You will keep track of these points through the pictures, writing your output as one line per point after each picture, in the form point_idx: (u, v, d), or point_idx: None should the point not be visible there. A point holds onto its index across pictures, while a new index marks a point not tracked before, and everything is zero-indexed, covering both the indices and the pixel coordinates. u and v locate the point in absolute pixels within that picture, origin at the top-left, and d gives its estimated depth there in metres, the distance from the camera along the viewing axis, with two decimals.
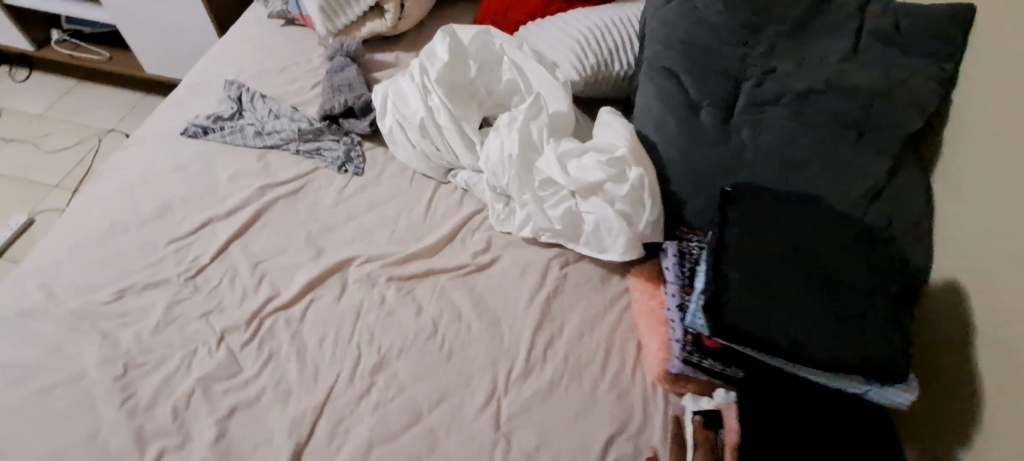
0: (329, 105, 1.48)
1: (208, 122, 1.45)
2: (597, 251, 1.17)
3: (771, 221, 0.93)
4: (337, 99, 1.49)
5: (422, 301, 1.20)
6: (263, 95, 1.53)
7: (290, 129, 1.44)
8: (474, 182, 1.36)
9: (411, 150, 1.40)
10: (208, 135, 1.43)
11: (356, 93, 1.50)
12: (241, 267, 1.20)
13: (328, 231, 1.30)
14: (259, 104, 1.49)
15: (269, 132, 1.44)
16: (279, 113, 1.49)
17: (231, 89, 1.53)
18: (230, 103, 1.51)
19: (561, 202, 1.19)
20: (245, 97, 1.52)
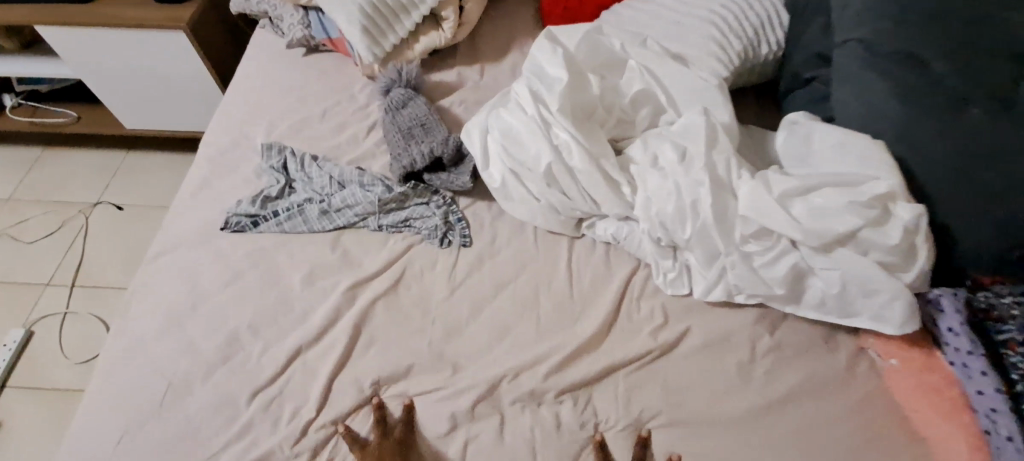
0: (405, 159, 1.12)
1: (254, 207, 1.10)
2: (842, 316, 0.86)
3: None
4: (414, 148, 1.14)
5: (608, 413, 0.91)
6: (314, 156, 1.18)
7: (365, 200, 1.09)
8: (625, 234, 1.03)
9: (533, 203, 1.05)
10: (260, 225, 1.08)
11: (438, 137, 1.15)
12: (361, 417, 0.91)
13: (451, 336, 0.98)
14: (313, 170, 1.14)
15: (338, 207, 1.09)
16: (342, 179, 1.13)
17: (273, 156, 1.17)
18: (274, 175, 1.15)
19: (780, 257, 0.87)
20: (291, 163, 1.16)
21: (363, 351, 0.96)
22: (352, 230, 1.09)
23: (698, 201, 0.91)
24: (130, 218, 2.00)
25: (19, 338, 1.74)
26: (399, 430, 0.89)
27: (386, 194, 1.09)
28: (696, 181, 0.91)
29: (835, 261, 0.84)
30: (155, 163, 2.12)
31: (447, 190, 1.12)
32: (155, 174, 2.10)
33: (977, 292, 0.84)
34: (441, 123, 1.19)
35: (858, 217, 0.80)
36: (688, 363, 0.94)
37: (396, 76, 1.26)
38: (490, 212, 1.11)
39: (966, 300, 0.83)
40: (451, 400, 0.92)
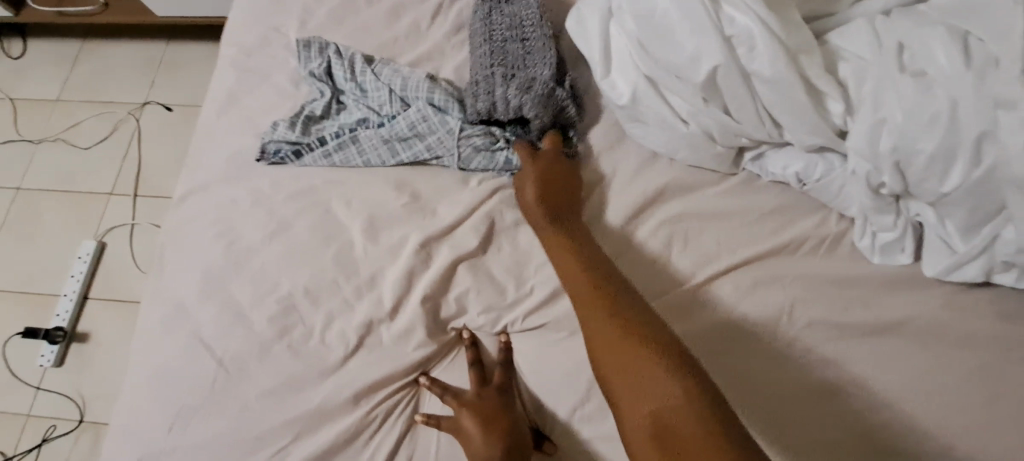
0: (481, 97, 0.80)
1: (296, 128, 0.84)
2: None
3: None
4: (497, 82, 0.80)
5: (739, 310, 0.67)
6: (368, 58, 0.88)
7: (441, 128, 0.80)
8: (818, 176, 0.68)
9: (678, 129, 0.71)
10: (305, 157, 0.83)
11: (533, 72, 0.80)
12: (450, 361, 0.73)
13: (557, 311, 0.72)
14: (369, 80, 0.85)
15: (404, 135, 0.81)
16: (404, 97, 0.84)
17: (314, 57, 0.89)
18: (315, 83, 0.88)
19: None
20: (338, 68, 0.87)
21: (449, 329, 0.74)
22: (412, 171, 0.82)
23: (990, 131, 0.55)
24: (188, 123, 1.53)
25: (91, 250, 1.35)
26: (499, 373, 0.70)
27: (454, 135, 0.80)
28: (1003, 99, 0.55)
29: None
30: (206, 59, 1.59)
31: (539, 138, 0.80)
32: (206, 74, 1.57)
33: None
34: (550, 38, 0.81)
35: None
36: (922, 389, 0.62)
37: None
38: (609, 135, 0.79)
39: None
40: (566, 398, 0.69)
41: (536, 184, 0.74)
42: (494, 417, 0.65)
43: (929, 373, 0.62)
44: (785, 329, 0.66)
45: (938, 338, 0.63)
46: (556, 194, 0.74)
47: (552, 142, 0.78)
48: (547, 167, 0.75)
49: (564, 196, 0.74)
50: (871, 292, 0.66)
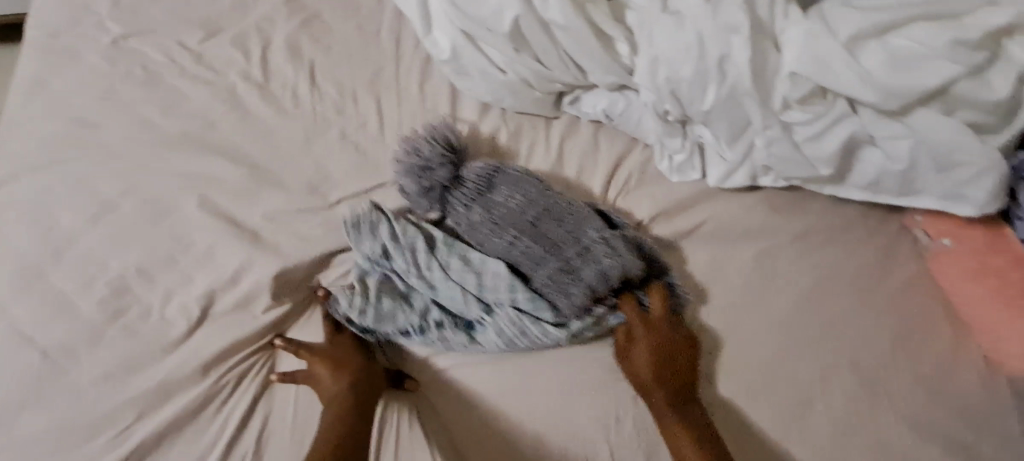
0: (558, 296, 0.72)
1: (360, 306, 0.71)
2: (896, 197, 0.67)
3: None
4: (575, 283, 0.72)
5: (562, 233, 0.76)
6: (427, 211, 0.77)
7: (507, 302, 0.72)
8: (621, 112, 0.80)
9: (495, 77, 0.78)
10: (360, 323, 0.72)
11: (597, 233, 0.74)
12: (304, 322, 0.73)
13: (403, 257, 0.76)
14: (426, 258, 0.73)
15: (477, 316, 0.73)
16: (473, 288, 0.73)
17: (369, 235, 0.73)
18: (367, 267, 0.74)
19: (829, 127, 0.66)
20: (399, 257, 0.73)
21: (303, 288, 0.74)
22: (505, 362, 0.72)
23: (730, 54, 0.67)
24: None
25: None
26: (354, 323, 0.73)
27: (540, 319, 0.72)
28: (731, 26, 0.67)
29: (910, 128, 0.63)
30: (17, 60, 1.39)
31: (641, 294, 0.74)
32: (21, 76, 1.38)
33: None
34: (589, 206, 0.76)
35: (950, 64, 0.61)
36: (698, 306, 0.74)
37: (437, 145, 0.77)
38: (442, 90, 0.84)
39: None
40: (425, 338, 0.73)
41: (650, 357, 0.69)
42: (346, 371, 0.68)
43: (703, 287, 0.75)
44: None
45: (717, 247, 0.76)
46: (673, 365, 0.70)
47: (660, 302, 0.72)
48: (654, 339, 0.70)
49: (666, 353, 0.70)
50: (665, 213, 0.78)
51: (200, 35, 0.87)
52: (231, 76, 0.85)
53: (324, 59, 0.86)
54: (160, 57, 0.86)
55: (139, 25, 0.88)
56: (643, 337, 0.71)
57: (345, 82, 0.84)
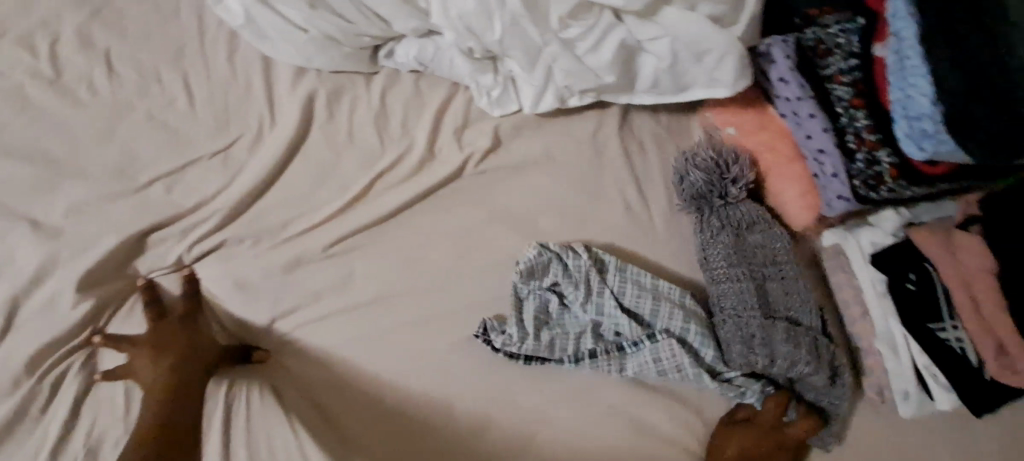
0: (735, 343, 0.74)
1: (538, 271, 0.78)
2: (675, 93, 0.76)
3: None
4: (735, 342, 0.74)
5: (392, 182, 0.81)
6: (625, 271, 0.78)
7: (638, 368, 0.75)
8: (432, 56, 0.82)
9: (299, 37, 0.79)
10: (527, 357, 0.76)
11: (803, 322, 0.74)
12: (129, 308, 0.72)
13: (230, 227, 0.76)
14: (609, 304, 0.77)
15: (618, 368, 0.76)
16: (647, 314, 0.77)
17: (571, 256, 0.78)
18: (551, 280, 0.78)
19: (603, 37, 0.72)
20: (584, 293, 0.77)
21: (119, 276, 0.73)
22: (576, 389, 0.76)
23: None
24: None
25: None
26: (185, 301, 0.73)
27: (711, 382, 0.73)
28: None
29: (663, 25, 0.71)
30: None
31: (790, 406, 0.74)
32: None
33: (808, 28, 0.72)
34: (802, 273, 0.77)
35: None
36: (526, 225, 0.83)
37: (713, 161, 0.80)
38: (251, 58, 0.83)
39: (797, 43, 0.73)
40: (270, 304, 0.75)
41: (747, 442, 0.72)
42: (173, 350, 0.69)
43: (527, 209, 0.83)
44: (433, 182, 0.82)
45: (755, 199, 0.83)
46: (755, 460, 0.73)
47: (802, 424, 0.72)
48: (756, 439, 0.73)
49: (762, 455, 0.73)
50: (490, 154, 0.84)
51: None
52: (18, 74, 0.79)
53: (121, 44, 0.82)
54: None
55: None
56: (769, 419, 0.72)
57: (148, 64, 0.82)
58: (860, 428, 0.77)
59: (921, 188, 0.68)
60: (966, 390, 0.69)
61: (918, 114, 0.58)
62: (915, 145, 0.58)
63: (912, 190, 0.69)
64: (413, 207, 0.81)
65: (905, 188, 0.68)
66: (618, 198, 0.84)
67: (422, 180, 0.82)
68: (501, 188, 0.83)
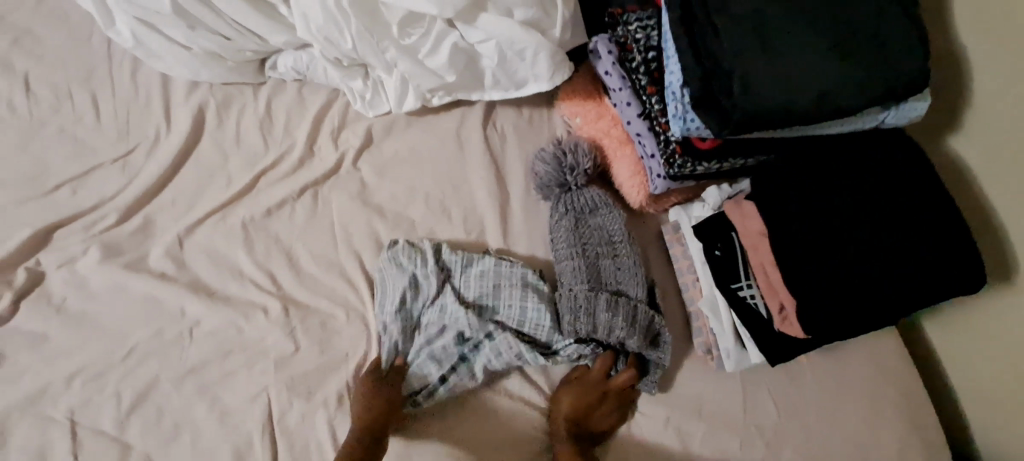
0: (564, 313, 0.82)
1: (381, 288, 0.84)
2: (512, 88, 0.86)
3: None
4: (564, 319, 0.82)
5: (277, 176, 0.91)
6: (466, 274, 0.85)
7: (489, 362, 0.80)
8: (307, 65, 0.93)
9: (186, 56, 0.90)
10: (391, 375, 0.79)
11: (630, 295, 0.82)
12: (31, 297, 0.80)
13: (127, 222, 0.85)
14: (451, 307, 0.83)
15: (471, 368, 0.80)
16: (487, 307, 0.84)
17: (411, 266, 0.84)
18: (403, 282, 0.83)
19: (439, 42, 0.82)
20: (434, 289, 0.84)
21: (22, 268, 0.81)
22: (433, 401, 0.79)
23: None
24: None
25: None
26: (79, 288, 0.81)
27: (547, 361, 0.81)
28: None
29: (485, 30, 0.80)
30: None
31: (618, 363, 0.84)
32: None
33: (620, 27, 0.82)
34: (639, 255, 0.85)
35: None
36: (398, 210, 0.91)
37: (557, 158, 0.88)
38: (152, 75, 0.94)
39: (614, 40, 0.82)
40: (148, 285, 0.81)
41: (576, 392, 0.80)
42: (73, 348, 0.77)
43: (401, 196, 0.91)
44: (315, 176, 0.91)
45: (604, 187, 0.91)
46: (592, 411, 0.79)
47: (626, 376, 0.81)
48: (589, 388, 0.80)
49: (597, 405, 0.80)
50: (364, 151, 0.94)
51: None
52: None
53: (37, 69, 0.94)
54: None
55: None
56: (597, 374, 0.81)
57: (61, 85, 0.93)
58: (697, 384, 0.84)
59: (718, 162, 0.76)
60: (763, 340, 0.78)
61: (677, 95, 0.68)
62: (678, 119, 0.68)
63: (712, 164, 0.76)
64: (293, 203, 0.89)
65: (703, 162, 0.77)
66: (483, 183, 0.92)
67: (304, 174, 0.91)
68: (373, 182, 0.92)
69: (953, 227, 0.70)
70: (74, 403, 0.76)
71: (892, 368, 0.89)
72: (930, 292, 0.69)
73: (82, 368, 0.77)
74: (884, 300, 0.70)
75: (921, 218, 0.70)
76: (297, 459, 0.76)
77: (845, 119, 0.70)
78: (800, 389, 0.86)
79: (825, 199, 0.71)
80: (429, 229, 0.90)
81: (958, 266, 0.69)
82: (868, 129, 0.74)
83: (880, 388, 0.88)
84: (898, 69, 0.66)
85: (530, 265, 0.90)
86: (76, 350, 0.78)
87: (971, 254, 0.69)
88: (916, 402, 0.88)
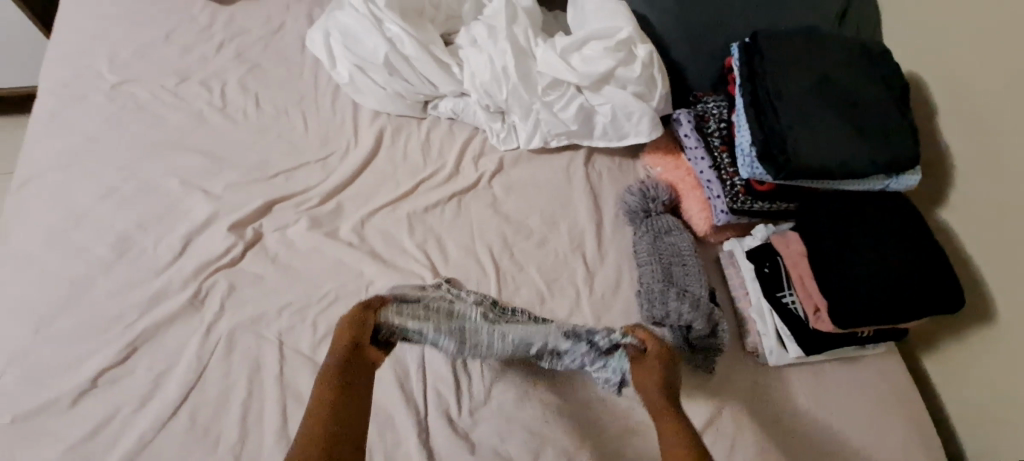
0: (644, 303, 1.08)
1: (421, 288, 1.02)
2: (616, 139, 1.17)
3: (804, 63, 0.99)
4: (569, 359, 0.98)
5: (431, 185, 1.21)
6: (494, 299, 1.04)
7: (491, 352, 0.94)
8: (462, 108, 1.26)
9: (381, 93, 1.25)
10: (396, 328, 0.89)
11: (695, 293, 1.06)
12: (253, 252, 1.08)
13: (324, 205, 1.15)
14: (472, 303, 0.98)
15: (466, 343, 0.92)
16: (509, 316, 1.01)
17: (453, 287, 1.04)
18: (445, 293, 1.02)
19: (570, 102, 1.16)
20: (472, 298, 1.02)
21: (249, 229, 1.09)
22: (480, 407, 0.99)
23: (507, 66, 1.17)
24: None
25: None
26: (287, 248, 1.09)
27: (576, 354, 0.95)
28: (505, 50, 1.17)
29: (607, 96, 1.14)
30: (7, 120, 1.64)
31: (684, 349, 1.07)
32: (15, 141, 1.62)
33: (699, 105, 1.16)
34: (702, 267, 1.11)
35: (613, 60, 1.10)
36: (519, 219, 1.19)
37: (642, 193, 1.19)
38: (346, 103, 1.28)
39: (693, 113, 1.16)
40: (339, 251, 1.09)
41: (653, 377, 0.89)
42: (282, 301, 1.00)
43: (523, 210, 1.21)
44: (460, 187, 1.21)
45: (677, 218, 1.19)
46: (652, 376, 0.89)
47: (654, 342, 0.93)
48: (642, 366, 0.91)
49: (653, 373, 0.89)
50: (496, 175, 1.24)
51: (174, 79, 1.26)
52: (199, 104, 1.24)
53: (264, 90, 1.28)
54: (147, 95, 1.24)
55: (129, 74, 1.26)
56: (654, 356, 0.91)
57: (279, 103, 1.26)
58: (747, 375, 1.07)
59: (769, 202, 1.06)
60: (801, 338, 1.03)
61: (748, 148, 0.98)
62: (748, 164, 0.98)
63: (765, 203, 1.06)
64: (443, 205, 1.18)
65: (757, 201, 1.07)
66: (583, 207, 1.22)
67: (451, 186, 1.21)
68: (502, 197, 1.22)
69: (938, 262, 0.97)
70: (281, 330, 1.01)
71: (900, 382, 1.12)
72: (923, 308, 0.96)
73: (289, 305, 1.03)
74: (891, 311, 0.95)
75: (916, 255, 0.98)
76: (441, 391, 0.99)
77: (860, 180, 1.00)
78: (827, 389, 1.09)
79: (847, 233, 0.99)
80: (543, 236, 1.18)
81: (942, 290, 0.96)
82: (875, 191, 1.04)
83: (892, 400, 1.10)
84: (897, 150, 0.97)
85: (617, 272, 1.16)
86: (284, 291, 1.04)
87: (952, 282, 0.96)
88: (921, 412, 1.09)
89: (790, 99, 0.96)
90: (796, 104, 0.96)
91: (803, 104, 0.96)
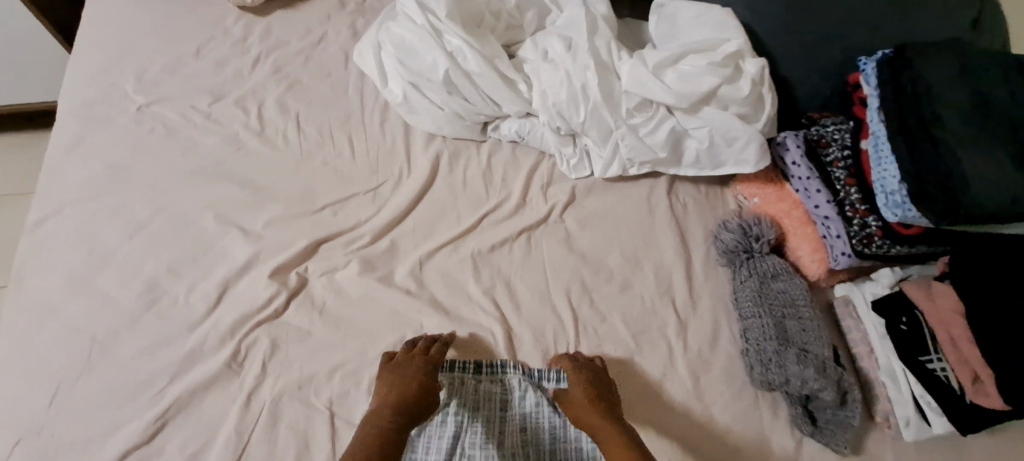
0: (756, 365, 0.92)
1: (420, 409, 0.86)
2: (712, 169, 1.01)
3: (968, 80, 0.82)
4: None
5: (495, 218, 1.05)
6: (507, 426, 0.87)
7: None
8: (528, 130, 1.09)
9: (438, 114, 1.10)
10: None
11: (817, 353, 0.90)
12: (297, 302, 0.93)
13: (377, 244, 1.00)
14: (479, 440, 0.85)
15: None
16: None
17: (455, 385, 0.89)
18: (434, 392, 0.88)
19: (660, 125, 1.01)
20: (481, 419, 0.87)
21: (293, 273, 0.95)
22: None
23: (587, 83, 1.02)
24: (19, 211, 1.45)
25: None
26: (335, 295, 0.94)
27: None
28: (584, 65, 1.03)
29: (704, 119, 0.99)
30: (27, 139, 1.53)
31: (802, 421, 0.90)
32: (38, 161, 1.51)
33: (815, 127, 0.99)
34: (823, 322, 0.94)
35: (716, 78, 0.96)
36: (598, 257, 1.03)
37: (742, 230, 1.02)
38: (397, 124, 1.13)
39: (804, 137, 0.99)
40: (396, 299, 0.95)
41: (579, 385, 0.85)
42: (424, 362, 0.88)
43: (601, 248, 1.04)
44: (529, 220, 1.05)
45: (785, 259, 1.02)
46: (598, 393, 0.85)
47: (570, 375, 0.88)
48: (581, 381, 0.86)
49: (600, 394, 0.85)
50: (569, 207, 1.08)
51: (208, 99, 1.13)
52: (234, 126, 1.11)
53: (306, 110, 1.13)
54: (177, 116, 1.11)
55: (157, 94, 1.13)
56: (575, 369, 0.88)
57: (323, 125, 1.12)
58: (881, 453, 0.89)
59: (909, 245, 0.89)
60: (953, 412, 0.85)
61: (896, 187, 0.83)
62: (900, 207, 0.82)
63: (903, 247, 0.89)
64: (511, 242, 1.03)
65: (895, 245, 0.90)
66: (673, 244, 1.04)
67: (518, 218, 1.05)
68: (577, 232, 1.05)
69: None
70: (333, 396, 0.87)
71: None
72: None
73: (341, 365, 0.89)
74: None
75: None
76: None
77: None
78: None
79: None
80: (628, 279, 1.01)
81: None
82: None
83: None
84: None
85: (717, 325, 0.98)
86: (335, 347, 0.90)
87: None
88: None
89: (953, 123, 0.79)
90: (961, 130, 0.79)
91: (972, 129, 0.78)
